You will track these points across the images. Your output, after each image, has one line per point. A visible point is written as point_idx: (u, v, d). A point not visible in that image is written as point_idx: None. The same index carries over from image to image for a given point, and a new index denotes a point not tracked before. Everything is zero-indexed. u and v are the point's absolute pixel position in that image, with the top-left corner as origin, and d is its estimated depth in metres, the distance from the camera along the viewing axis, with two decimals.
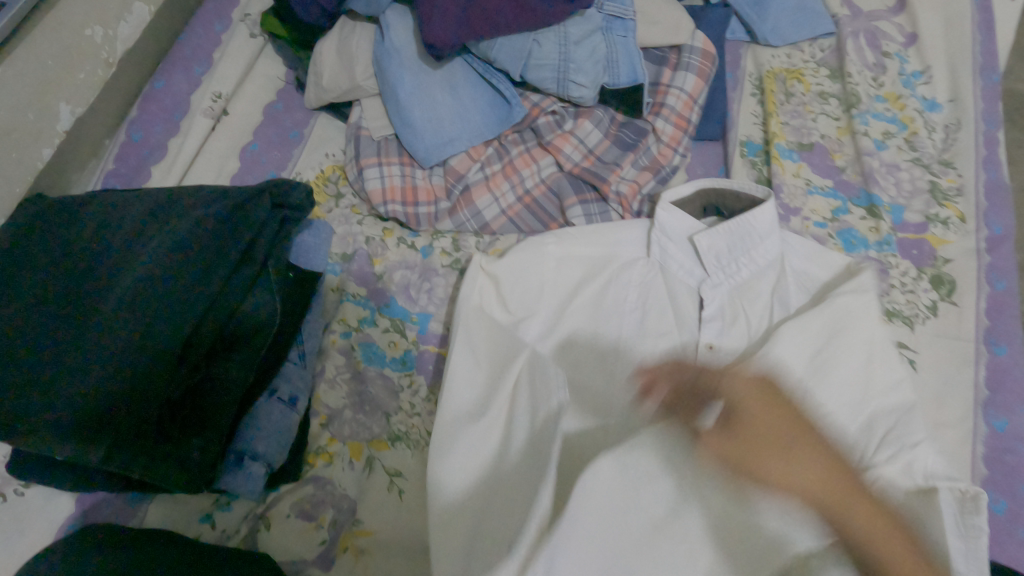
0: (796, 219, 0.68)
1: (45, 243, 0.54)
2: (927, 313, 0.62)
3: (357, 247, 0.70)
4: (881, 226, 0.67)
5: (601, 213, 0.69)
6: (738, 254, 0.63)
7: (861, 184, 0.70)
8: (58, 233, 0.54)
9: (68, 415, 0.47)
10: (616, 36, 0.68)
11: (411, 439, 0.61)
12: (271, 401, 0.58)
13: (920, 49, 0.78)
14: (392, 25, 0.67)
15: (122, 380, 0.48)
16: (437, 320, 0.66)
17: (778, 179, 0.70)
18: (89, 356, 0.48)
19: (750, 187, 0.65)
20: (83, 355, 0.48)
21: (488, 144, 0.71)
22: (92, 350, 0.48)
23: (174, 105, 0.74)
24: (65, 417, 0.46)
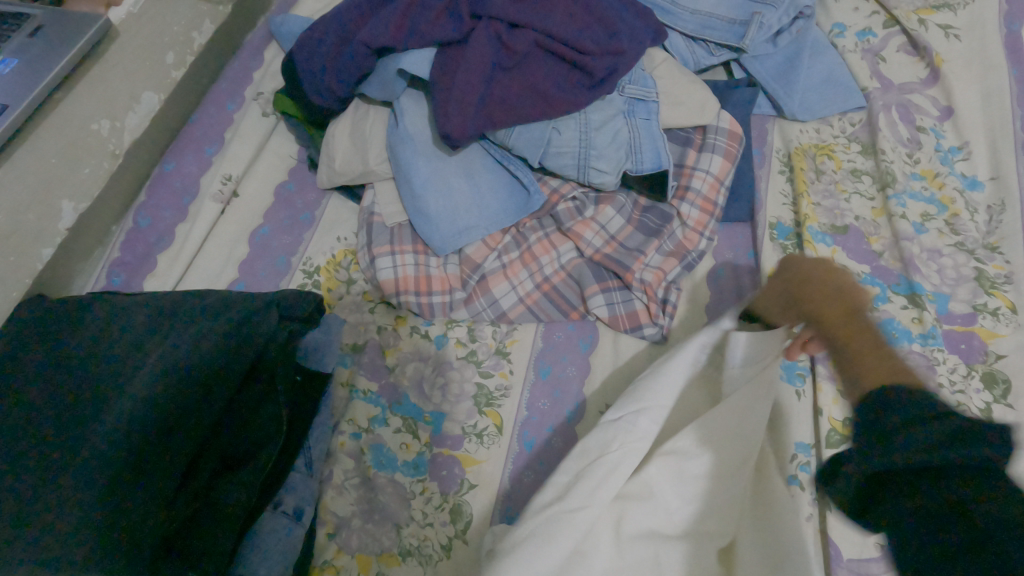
0: None
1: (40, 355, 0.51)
2: (981, 416, 0.57)
3: (369, 337, 0.67)
4: (925, 317, 0.62)
5: (624, 302, 0.66)
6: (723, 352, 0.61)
7: (901, 271, 0.66)
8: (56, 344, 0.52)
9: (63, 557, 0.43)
10: (638, 119, 0.65)
11: (422, 553, 0.57)
12: (274, 517, 0.54)
13: (957, 124, 0.74)
14: (406, 110, 0.66)
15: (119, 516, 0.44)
16: (452, 420, 0.62)
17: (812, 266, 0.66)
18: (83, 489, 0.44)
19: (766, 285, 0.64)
20: (75, 488, 0.44)
21: (505, 232, 0.68)
22: (83, 481, 0.45)
23: (183, 187, 0.73)
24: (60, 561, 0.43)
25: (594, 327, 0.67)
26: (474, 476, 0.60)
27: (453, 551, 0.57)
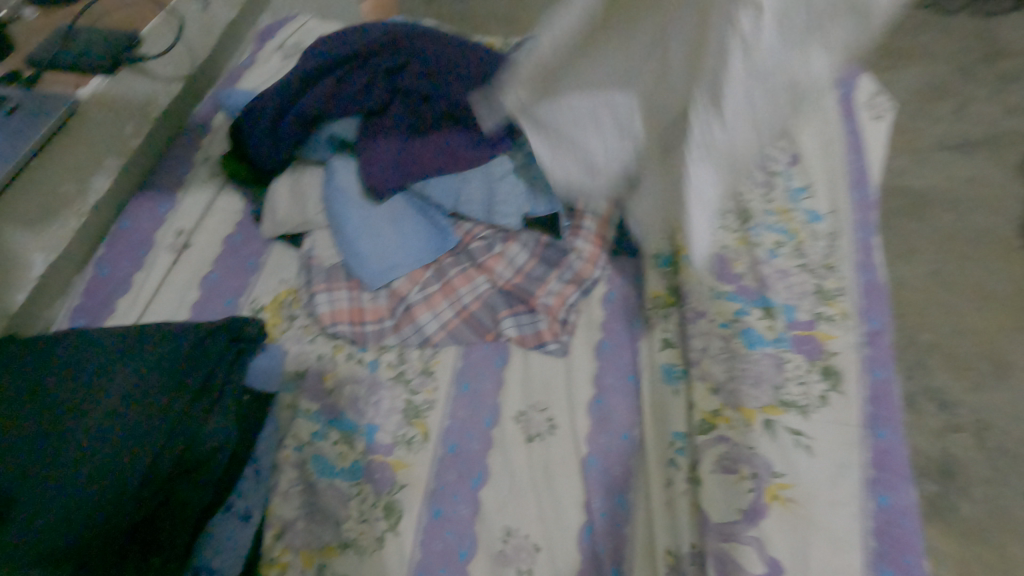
0: (701, 322, 0.74)
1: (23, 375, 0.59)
2: (819, 402, 0.67)
3: (310, 364, 0.76)
4: (775, 325, 0.73)
5: (530, 323, 0.78)
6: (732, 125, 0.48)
7: (759, 289, 0.77)
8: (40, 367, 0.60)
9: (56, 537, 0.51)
10: (536, 170, 0.76)
11: (359, 545, 0.65)
12: (225, 518, 0.63)
13: (803, 168, 0.89)
14: (338, 169, 0.77)
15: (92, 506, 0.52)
16: (384, 431, 0.72)
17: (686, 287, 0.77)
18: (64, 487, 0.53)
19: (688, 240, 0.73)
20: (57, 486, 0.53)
21: (427, 268, 0.79)
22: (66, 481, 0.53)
23: (140, 241, 0.82)
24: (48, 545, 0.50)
25: (507, 347, 0.78)
26: (404, 477, 0.69)
27: (386, 542, 0.65)
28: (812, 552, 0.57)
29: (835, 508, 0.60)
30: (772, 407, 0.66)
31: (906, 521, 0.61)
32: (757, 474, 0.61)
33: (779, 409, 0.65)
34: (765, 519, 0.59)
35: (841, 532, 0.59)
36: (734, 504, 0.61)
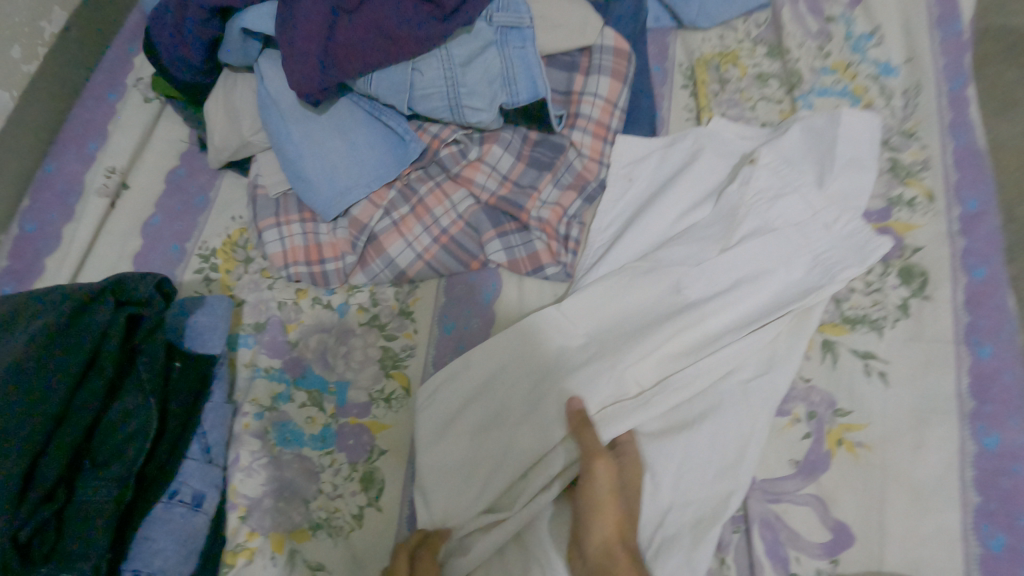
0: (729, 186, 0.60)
1: None
2: (897, 314, 0.54)
3: (270, 314, 0.65)
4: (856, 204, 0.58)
5: (523, 243, 0.63)
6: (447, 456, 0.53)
7: (828, 124, 0.61)
8: None
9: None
10: (512, 49, 0.61)
11: (333, 525, 0.55)
12: (169, 505, 0.52)
13: (867, 9, 0.69)
14: (266, 73, 0.62)
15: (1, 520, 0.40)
16: (357, 388, 0.61)
17: (705, 146, 0.64)
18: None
19: (740, 305, 0.55)
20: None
21: (391, 186, 0.65)
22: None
23: (67, 188, 0.71)
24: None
25: (497, 274, 0.64)
26: (383, 441, 0.58)
27: (365, 519, 0.56)
28: (889, 501, 0.47)
29: (919, 451, 0.48)
30: (832, 326, 0.55)
31: (1022, 468, 0.46)
32: (815, 414, 0.52)
33: (844, 328, 0.54)
34: (827, 472, 0.50)
35: (922, 483, 0.47)
36: (789, 454, 0.51)
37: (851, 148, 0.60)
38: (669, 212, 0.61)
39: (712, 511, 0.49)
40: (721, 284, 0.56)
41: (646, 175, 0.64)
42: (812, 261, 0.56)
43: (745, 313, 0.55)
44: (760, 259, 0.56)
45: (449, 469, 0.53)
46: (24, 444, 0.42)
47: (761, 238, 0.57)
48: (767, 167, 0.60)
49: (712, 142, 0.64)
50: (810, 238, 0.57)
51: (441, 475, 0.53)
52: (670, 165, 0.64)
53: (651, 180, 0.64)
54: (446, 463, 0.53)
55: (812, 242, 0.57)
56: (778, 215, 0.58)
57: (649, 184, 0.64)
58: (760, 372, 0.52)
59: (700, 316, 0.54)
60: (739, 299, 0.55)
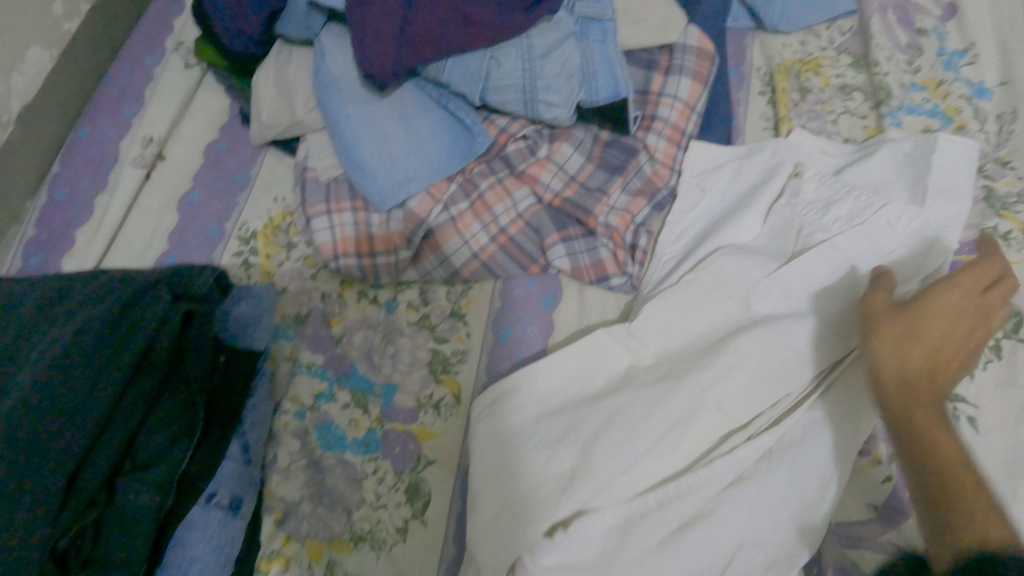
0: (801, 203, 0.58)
1: None
2: (988, 355, 0.51)
3: (313, 306, 0.61)
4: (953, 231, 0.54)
5: (587, 250, 0.59)
6: (506, 470, 0.50)
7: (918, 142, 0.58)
8: None
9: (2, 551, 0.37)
10: (591, 42, 0.57)
11: (376, 538, 0.52)
12: (206, 508, 0.49)
13: (961, 24, 0.65)
14: (328, 51, 0.58)
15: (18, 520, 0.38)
16: (405, 392, 0.57)
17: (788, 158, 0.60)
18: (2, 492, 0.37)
19: (809, 328, 0.52)
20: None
21: (451, 179, 0.61)
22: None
23: (101, 155, 0.67)
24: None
25: (557, 281, 0.60)
26: (431, 451, 0.55)
27: (409, 534, 0.53)
28: None
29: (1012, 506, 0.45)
30: None
31: None
32: None
33: None
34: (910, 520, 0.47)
35: None
36: (868, 497, 0.49)
37: (946, 176, 0.56)
38: (743, 234, 0.58)
39: (788, 553, 0.46)
40: (792, 294, 0.53)
41: (720, 186, 0.60)
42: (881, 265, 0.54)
43: (821, 332, 0.52)
44: (839, 291, 0.53)
45: (510, 484, 0.49)
46: (62, 445, 0.40)
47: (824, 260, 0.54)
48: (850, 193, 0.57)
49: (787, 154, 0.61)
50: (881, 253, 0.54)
51: (501, 491, 0.49)
52: (747, 178, 0.60)
53: (724, 193, 0.60)
54: (507, 468, 0.50)
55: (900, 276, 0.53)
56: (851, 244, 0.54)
57: (722, 198, 0.60)
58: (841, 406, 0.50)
59: (781, 330, 0.52)
60: (820, 329, 0.52)
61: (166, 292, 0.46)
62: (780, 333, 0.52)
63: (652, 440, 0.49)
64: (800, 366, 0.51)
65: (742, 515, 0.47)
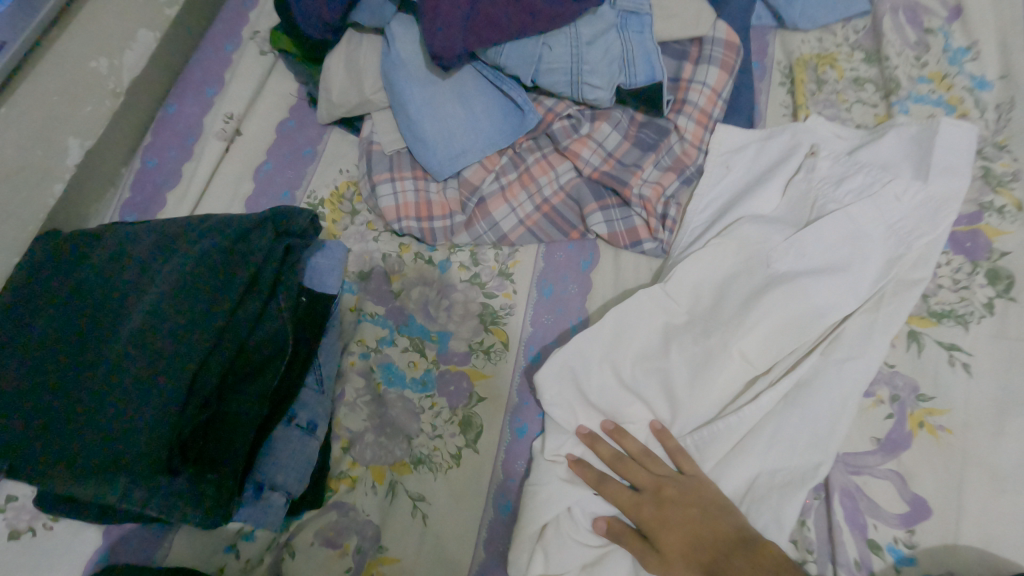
0: (813, 179, 0.65)
1: (88, 269, 0.53)
2: (983, 311, 0.57)
3: (375, 265, 0.69)
4: (953, 202, 0.60)
5: (623, 218, 0.66)
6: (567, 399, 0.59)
7: (922, 125, 0.65)
8: (95, 265, 0.53)
9: (138, 435, 0.45)
10: (632, 33, 0.64)
11: (432, 462, 0.59)
12: (289, 428, 0.56)
13: (966, 24, 0.72)
14: (397, 36, 0.65)
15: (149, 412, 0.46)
16: (457, 339, 0.64)
17: (807, 138, 0.67)
18: (140, 389, 0.46)
19: (829, 287, 0.57)
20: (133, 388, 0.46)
21: (502, 153, 0.69)
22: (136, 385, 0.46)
23: (187, 129, 0.75)
24: (136, 440, 0.45)
25: (595, 246, 0.67)
26: (481, 389, 0.62)
27: (461, 459, 0.59)
28: (968, 483, 0.51)
29: (1001, 437, 0.51)
30: (919, 318, 0.58)
31: None
32: (898, 397, 0.55)
33: (929, 320, 0.58)
34: (907, 450, 0.53)
35: (1003, 467, 0.50)
36: (871, 432, 0.55)
37: (949, 157, 0.62)
38: (764, 206, 0.65)
39: (802, 475, 0.52)
40: (810, 261, 0.60)
41: (743, 163, 0.68)
42: (888, 231, 0.60)
43: (842, 287, 0.58)
44: (852, 251, 0.59)
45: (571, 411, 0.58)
46: (184, 350, 0.47)
47: (838, 225, 0.60)
48: (858, 171, 0.63)
49: (803, 134, 0.68)
50: (891, 223, 0.60)
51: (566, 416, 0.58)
52: (767, 157, 0.67)
53: (747, 170, 0.67)
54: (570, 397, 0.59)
55: (909, 238, 0.60)
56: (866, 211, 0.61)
57: (747, 173, 0.67)
58: (852, 354, 0.55)
59: (799, 287, 0.58)
60: (837, 285, 0.58)
61: (267, 229, 0.53)
62: (803, 290, 0.57)
63: (687, 382, 0.57)
64: (818, 320, 0.57)
65: (763, 446, 0.54)
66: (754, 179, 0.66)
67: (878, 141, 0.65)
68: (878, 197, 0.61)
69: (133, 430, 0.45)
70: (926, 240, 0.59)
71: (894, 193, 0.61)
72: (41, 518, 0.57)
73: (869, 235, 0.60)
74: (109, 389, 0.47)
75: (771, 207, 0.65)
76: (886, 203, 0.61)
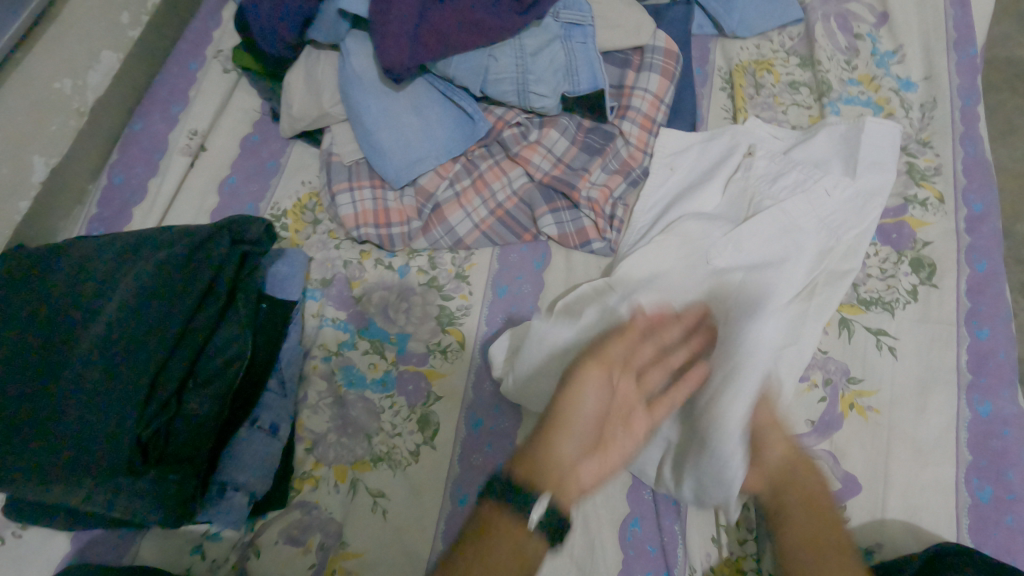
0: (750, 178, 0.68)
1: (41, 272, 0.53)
2: (907, 298, 0.60)
3: (337, 272, 0.71)
4: (879, 194, 0.64)
5: (573, 220, 0.69)
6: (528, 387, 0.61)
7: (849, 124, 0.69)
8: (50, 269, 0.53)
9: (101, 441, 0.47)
10: (575, 44, 0.67)
11: (393, 459, 0.62)
12: (251, 430, 0.59)
13: (892, 29, 0.76)
14: (352, 51, 0.68)
15: (112, 419, 0.48)
16: (416, 340, 0.67)
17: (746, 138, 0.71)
18: (102, 397, 0.48)
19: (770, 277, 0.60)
20: (95, 396, 0.48)
21: (456, 161, 0.72)
22: (98, 394, 0.48)
23: (152, 145, 0.77)
24: (99, 447, 0.47)
25: (548, 247, 0.70)
26: (439, 388, 0.65)
27: (421, 456, 0.62)
28: (895, 457, 0.54)
29: (923, 414, 0.55)
30: (849, 306, 0.61)
31: (1009, 432, 0.54)
32: (831, 381, 0.58)
33: (859, 308, 0.61)
34: (840, 431, 0.56)
35: (924, 441, 0.54)
36: (806, 415, 0.57)
37: (875, 154, 0.66)
38: (706, 203, 0.68)
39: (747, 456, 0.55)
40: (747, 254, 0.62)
41: (686, 165, 0.71)
42: (820, 224, 0.64)
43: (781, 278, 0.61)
44: (788, 243, 0.62)
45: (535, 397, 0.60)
46: (145, 356, 0.49)
47: (776, 219, 0.63)
48: (793, 169, 0.67)
49: (741, 134, 0.71)
50: (824, 216, 0.64)
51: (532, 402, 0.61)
52: (708, 158, 0.71)
53: (690, 170, 0.70)
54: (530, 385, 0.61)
55: (838, 232, 0.63)
56: (801, 205, 0.64)
57: (690, 173, 0.70)
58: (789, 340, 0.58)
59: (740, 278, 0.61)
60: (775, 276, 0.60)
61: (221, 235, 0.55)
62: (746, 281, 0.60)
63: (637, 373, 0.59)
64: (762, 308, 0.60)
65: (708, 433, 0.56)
66: (696, 179, 0.70)
67: (810, 140, 0.69)
68: (812, 191, 0.64)
69: (97, 436, 0.47)
70: (852, 232, 0.63)
71: (825, 188, 0.65)
72: (11, 526, 0.58)
73: (804, 228, 0.63)
74: (68, 396, 0.48)
75: (712, 204, 0.68)
76: (819, 198, 0.64)
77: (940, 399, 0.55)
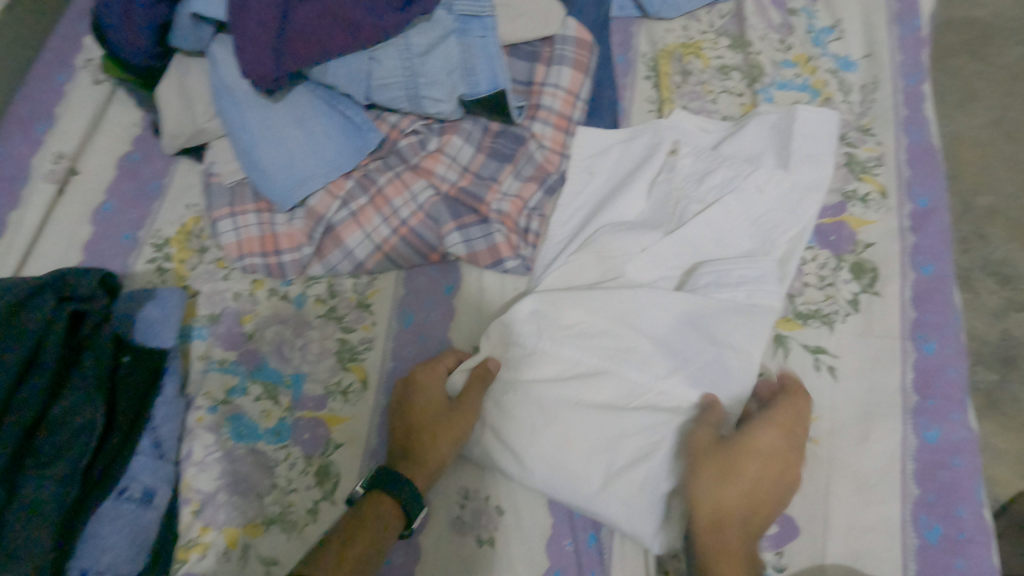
0: (675, 180, 0.61)
1: None
2: (848, 308, 0.54)
3: (226, 306, 0.63)
4: (815, 193, 0.57)
5: (482, 236, 0.61)
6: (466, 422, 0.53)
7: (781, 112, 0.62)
8: None
9: None
10: (473, 37, 0.60)
11: (288, 521, 0.54)
12: (117, 502, 0.51)
13: (829, 3, 0.70)
14: (219, 58, 0.60)
15: None
16: (313, 381, 0.60)
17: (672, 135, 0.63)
18: None
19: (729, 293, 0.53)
20: None
21: (349, 176, 0.64)
22: None
23: (15, 172, 0.69)
24: None
25: (458, 269, 0.63)
26: (340, 434, 0.58)
27: (320, 514, 0.54)
28: (833, 496, 0.48)
29: (865, 444, 0.49)
30: (785, 321, 0.55)
31: (959, 460, 0.48)
32: None
33: (797, 323, 0.55)
34: None
35: (866, 475, 0.48)
36: None
37: (809, 146, 0.60)
38: (628, 210, 0.60)
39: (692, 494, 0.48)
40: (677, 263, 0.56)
41: (607, 167, 0.64)
42: (753, 226, 0.57)
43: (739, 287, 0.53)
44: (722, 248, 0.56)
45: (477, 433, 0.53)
46: None
47: (710, 220, 0.57)
48: (723, 169, 0.59)
49: (664, 128, 0.64)
50: (757, 215, 0.57)
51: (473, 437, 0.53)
52: (632, 157, 0.63)
53: (611, 174, 0.63)
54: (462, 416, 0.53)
55: (772, 233, 0.56)
56: (732, 204, 0.57)
57: (611, 177, 0.63)
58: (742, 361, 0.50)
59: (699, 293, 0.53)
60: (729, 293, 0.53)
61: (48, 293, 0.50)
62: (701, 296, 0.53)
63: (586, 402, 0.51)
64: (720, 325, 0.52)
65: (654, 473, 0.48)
66: (618, 182, 0.62)
67: (739, 133, 0.62)
68: (744, 189, 0.58)
69: None
70: (786, 236, 0.56)
71: (757, 185, 0.58)
72: None
73: (738, 229, 0.57)
74: None
75: (638, 210, 0.61)
76: (749, 196, 0.57)
77: (882, 430, 0.49)
